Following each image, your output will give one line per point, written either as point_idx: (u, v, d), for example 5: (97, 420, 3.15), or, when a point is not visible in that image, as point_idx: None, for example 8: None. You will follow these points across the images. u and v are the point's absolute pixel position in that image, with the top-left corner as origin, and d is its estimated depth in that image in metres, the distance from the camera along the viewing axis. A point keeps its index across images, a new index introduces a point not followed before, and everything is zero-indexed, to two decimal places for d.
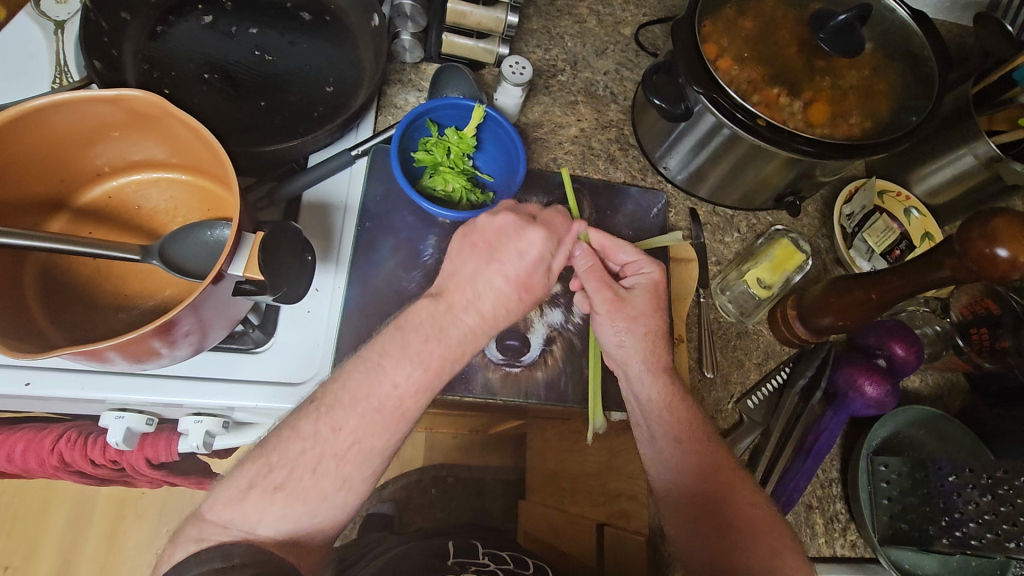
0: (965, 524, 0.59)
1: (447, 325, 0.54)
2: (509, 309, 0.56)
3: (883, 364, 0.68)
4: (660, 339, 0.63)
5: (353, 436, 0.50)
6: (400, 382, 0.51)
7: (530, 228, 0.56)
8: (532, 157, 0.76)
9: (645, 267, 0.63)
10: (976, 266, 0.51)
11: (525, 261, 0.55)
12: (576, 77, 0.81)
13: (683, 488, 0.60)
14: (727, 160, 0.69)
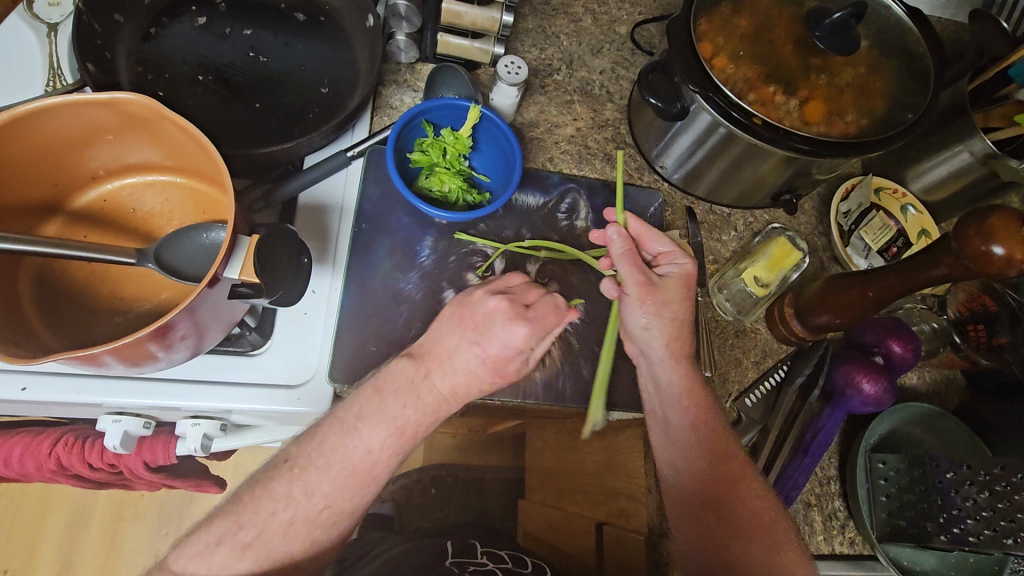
0: (962, 520, 0.60)
1: (421, 395, 0.54)
2: (476, 390, 0.55)
3: (880, 362, 0.68)
4: (685, 327, 0.63)
5: (324, 500, 0.52)
6: (375, 449, 0.53)
7: (519, 323, 0.54)
8: (528, 157, 0.75)
9: (680, 258, 0.63)
10: (972, 263, 0.51)
11: (503, 350, 0.54)
12: (572, 76, 0.81)
13: (687, 486, 0.61)
14: (723, 159, 0.69)
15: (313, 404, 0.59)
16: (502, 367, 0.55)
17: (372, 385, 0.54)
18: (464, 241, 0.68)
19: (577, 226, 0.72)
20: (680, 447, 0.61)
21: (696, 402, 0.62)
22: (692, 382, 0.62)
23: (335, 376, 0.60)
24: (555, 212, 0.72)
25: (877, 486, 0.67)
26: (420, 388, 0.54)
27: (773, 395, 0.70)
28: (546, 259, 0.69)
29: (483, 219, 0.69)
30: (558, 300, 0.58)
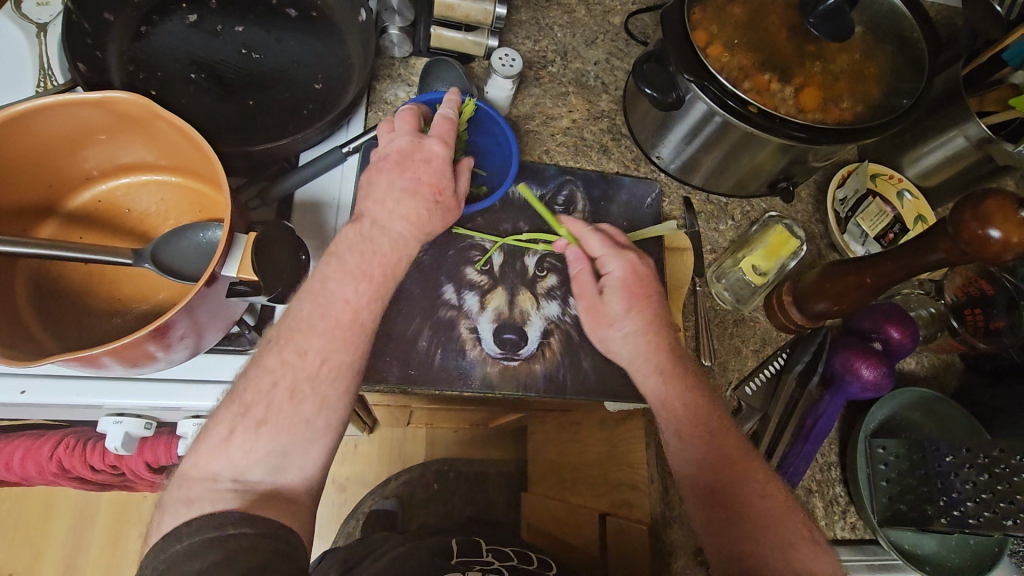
0: (962, 503, 0.60)
1: (376, 243, 0.55)
2: (432, 217, 0.57)
3: (879, 347, 0.68)
4: (645, 333, 0.61)
5: (320, 355, 0.50)
6: (351, 299, 0.53)
7: (425, 137, 0.58)
8: (524, 149, 0.75)
9: (615, 262, 0.62)
10: (969, 247, 0.51)
11: (432, 165, 0.57)
12: (567, 67, 0.81)
13: (693, 454, 0.58)
14: (719, 148, 0.69)
15: None
16: (438, 183, 0.57)
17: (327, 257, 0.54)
18: (462, 235, 0.67)
19: (575, 218, 0.72)
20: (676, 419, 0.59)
21: (671, 394, 0.60)
22: (666, 385, 0.60)
23: None
24: (553, 205, 0.72)
25: (878, 471, 0.68)
26: (374, 237, 0.55)
27: (773, 383, 0.70)
28: (543, 252, 0.69)
29: (480, 213, 0.69)
30: (451, 106, 0.59)
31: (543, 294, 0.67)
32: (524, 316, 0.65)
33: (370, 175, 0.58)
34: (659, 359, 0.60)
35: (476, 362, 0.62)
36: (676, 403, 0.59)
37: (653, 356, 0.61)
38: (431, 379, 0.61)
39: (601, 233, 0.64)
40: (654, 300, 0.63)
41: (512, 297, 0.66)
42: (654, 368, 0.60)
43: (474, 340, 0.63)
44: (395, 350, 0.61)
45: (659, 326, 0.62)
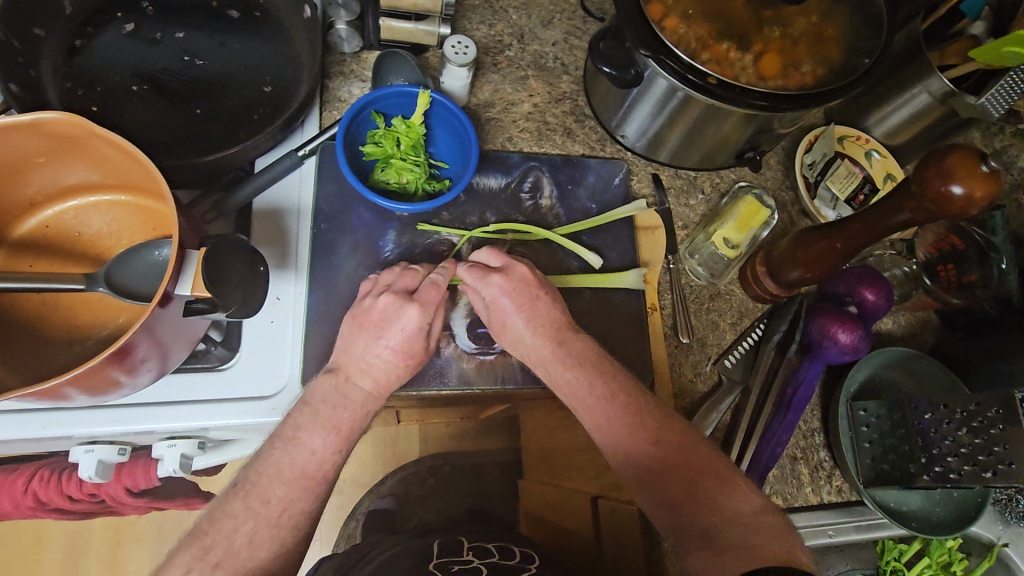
0: (944, 458, 0.60)
1: (349, 397, 0.55)
2: (400, 378, 0.57)
3: (855, 311, 0.69)
4: (529, 342, 0.59)
5: (282, 504, 0.50)
6: (318, 449, 0.52)
7: (407, 302, 0.56)
8: (486, 139, 0.74)
9: (483, 283, 0.59)
10: (934, 205, 0.50)
11: (406, 334, 0.56)
12: (525, 50, 0.79)
13: (611, 418, 0.56)
14: (683, 121, 0.68)
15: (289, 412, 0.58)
16: (413, 349, 0.57)
17: (300, 402, 0.54)
18: (428, 231, 0.66)
19: (542, 205, 0.71)
20: (584, 393, 0.57)
21: (564, 378, 0.57)
22: (557, 374, 0.58)
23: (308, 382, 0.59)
24: (519, 192, 0.71)
25: (861, 433, 0.68)
26: (346, 385, 0.55)
27: (753, 354, 0.70)
28: (513, 242, 0.69)
29: (445, 207, 0.67)
30: (441, 279, 0.60)
31: None
32: None
33: (350, 325, 0.57)
34: (548, 361, 0.58)
35: (451, 359, 0.61)
36: (576, 378, 0.57)
37: (538, 357, 0.59)
38: (406, 380, 0.60)
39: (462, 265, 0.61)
40: (538, 303, 0.59)
41: None
42: (546, 365, 0.58)
43: (448, 336, 0.62)
44: None
45: (544, 328, 0.59)
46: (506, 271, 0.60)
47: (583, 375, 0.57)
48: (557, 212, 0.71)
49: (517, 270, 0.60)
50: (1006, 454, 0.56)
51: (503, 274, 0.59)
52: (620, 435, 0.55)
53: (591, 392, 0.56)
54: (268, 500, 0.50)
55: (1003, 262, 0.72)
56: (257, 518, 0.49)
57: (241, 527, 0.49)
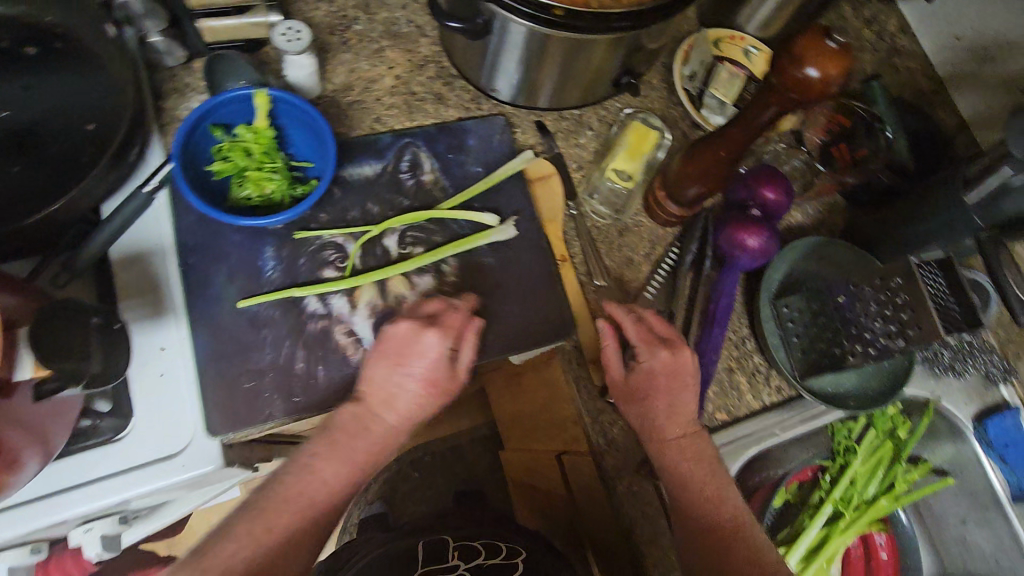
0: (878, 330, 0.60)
1: (371, 427, 0.53)
2: (424, 408, 0.55)
3: (759, 213, 0.69)
4: (661, 419, 0.60)
5: (282, 536, 0.48)
6: (330, 479, 0.51)
7: (427, 330, 0.54)
8: (352, 125, 0.69)
9: (653, 355, 0.59)
10: (795, 92, 0.49)
11: (428, 362, 0.53)
12: (374, 21, 0.74)
13: (709, 518, 0.57)
14: (551, 62, 0.64)
15: (201, 465, 0.54)
16: (436, 378, 0.54)
17: None
18: (308, 238, 0.61)
19: (425, 181, 0.66)
20: (695, 493, 0.58)
21: (684, 467, 0.58)
22: (674, 463, 0.59)
23: (214, 429, 0.55)
24: (398, 173, 0.66)
25: (789, 330, 0.69)
26: (372, 417, 0.54)
27: (672, 279, 0.69)
28: (403, 227, 0.64)
29: (321, 208, 0.62)
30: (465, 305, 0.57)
31: (414, 271, 0.62)
32: (400, 301, 0.61)
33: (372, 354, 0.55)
34: (671, 447, 0.59)
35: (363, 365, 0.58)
36: (693, 470, 0.59)
37: (667, 435, 0.60)
38: (318, 399, 0.56)
39: (634, 327, 0.61)
40: (687, 393, 0.60)
41: (382, 285, 0.61)
42: (666, 449, 0.59)
43: (354, 342, 0.58)
44: (274, 383, 0.56)
45: (682, 418, 0.60)
46: (670, 348, 0.60)
47: (697, 470, 0.59)
48: (442, 184, 0.67)
49: (686, 355, 0.60)
50: (914, 320, 0.56)
51: (671, 352, 0.60)
52: (710, 523, 0.57)
53: (701, 492, 0.58)
54: (269, 534, 0.48)
55: (888, 130, 0.73)
56: (256, 550, 0.47)
57: (238, 554, 0.46)
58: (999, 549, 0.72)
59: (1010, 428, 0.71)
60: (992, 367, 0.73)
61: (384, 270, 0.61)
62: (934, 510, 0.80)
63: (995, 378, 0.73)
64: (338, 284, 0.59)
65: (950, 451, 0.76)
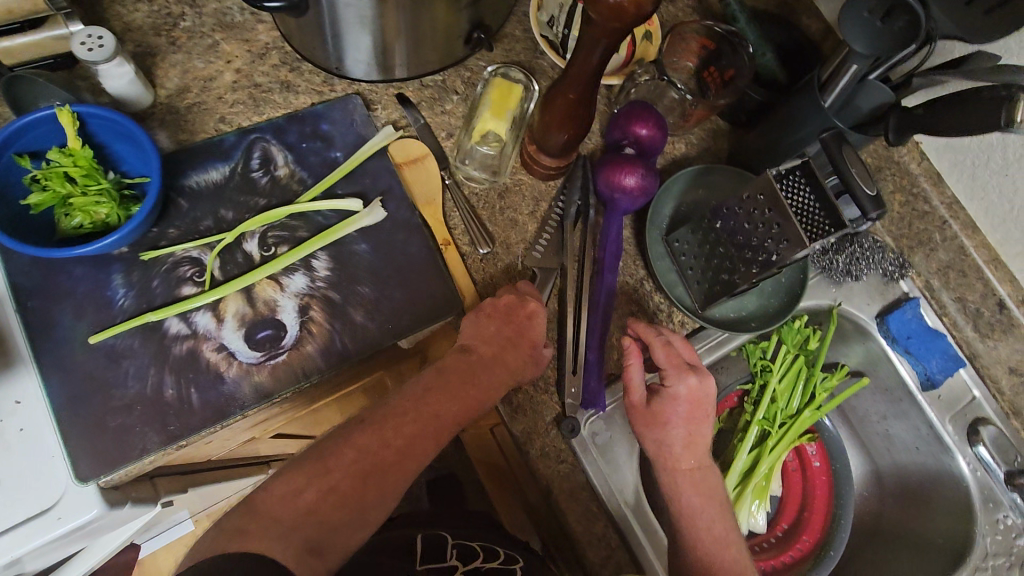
0: (763, 248, 0.58)
1: (476, 376, 0.59)
2: (530, 366, 0.62)
3: (634, 150, 0.68)
4: (678, 449, 0.59)
5: (404, 447, 0.54)
6: (442, 412, 0.57)
7: (528, 301, 0.61)
8: (194, 130, 0.64)
9: (687, 377, 0.58)
10: (615, 20, 0.47)
11: (538, 327, 0.61)
12: (202, 13, 0.68)
13: (712, 562, 0.57)
14: (390, 31, 0.60)
15: (81, 514, 0.50)
16: (533, 338, 0.61)
17: None
18: (159, 257, 0.57)
19: (280, 177, 0.63)
20: (701, 531, 0.58)
21: (694, 502, 0.59)
22: (683, 495, 0.59)
23: (85, 474, 0.51)
24: (249, 173, 0.62)
25: (683, 263, 0.68)
26: (484, 373, 0.59)
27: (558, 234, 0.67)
28: (262, 228, 0.60)
29: (169, 224, 0.59)
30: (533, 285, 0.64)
31: (281, 272, 0.59)
32: (271, 305, 0.58)
33: (476, 316, 0.61)
34: (683, 479, 0.59)
35: (239, 380, 0.55)
36: (702, 506, 0.59)
37: (681, 465, 0.59)
38: (195, 423, 0.54)
39: (672, 342, 0.60)
40: (706, 424, 0.60)
41: (247, 293, 0.58)
42: (679, 482, 0.59)
43: (226, 357, 0.56)
44: (143, 416, 0.53)
45: (698, 450, 0.59)
46: (702, 375, 0.59)
47: (705, 505, 0.59)
48: (299, 176, 0.63)
49: (711, 386, 0.59)
50: (781, 232, 0.55)
51: (699, 379, 0.59)
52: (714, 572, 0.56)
53: (707, 532, 0.58)
54: (388, 445, 0.54)
55: (751, 46, 0.70)
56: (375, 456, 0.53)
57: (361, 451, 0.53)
58: (918, 438, 0.75)
59: (910, 320, 0.72)
60: (888, 266, 0.72)
61: (245, 277, 0.58)
62: (857, 411, 0.81)
63: (893, 276, 0.73)
64: (200, 296, 0.56)
65: (861, 352, 0.77)
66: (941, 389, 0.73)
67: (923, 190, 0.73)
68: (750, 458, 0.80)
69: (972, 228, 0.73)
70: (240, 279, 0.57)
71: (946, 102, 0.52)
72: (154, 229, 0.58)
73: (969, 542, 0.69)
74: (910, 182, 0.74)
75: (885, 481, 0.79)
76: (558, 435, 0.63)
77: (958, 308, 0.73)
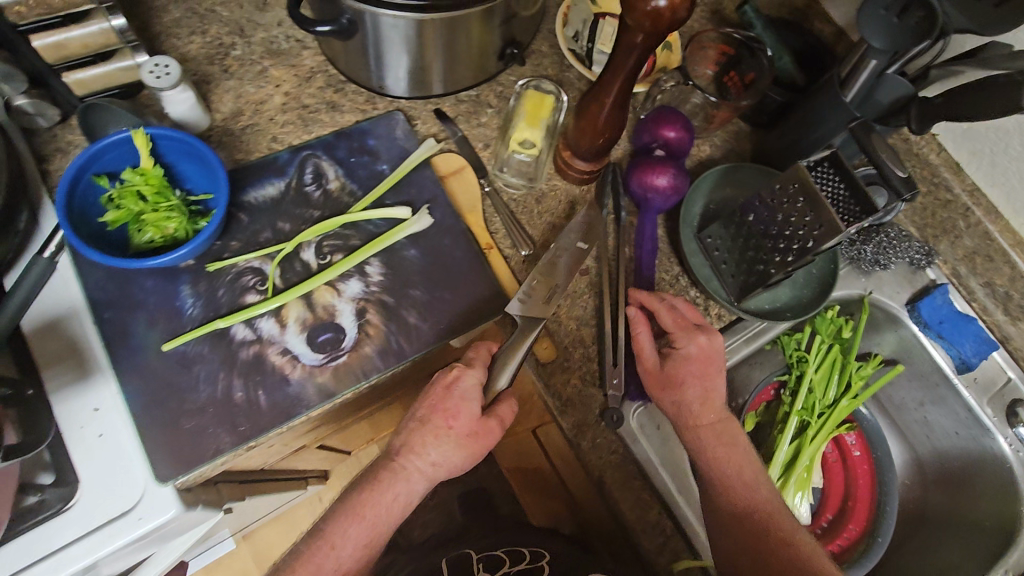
0: (798, 233, 0.60)
1: (394, 477, 0.56)
2: (456, 451, 0.57)
3: (664, 152, 0.71)
4: (695, 408, 0.60)
5: None
6: (338, 541, 0.54)
7: (450, 376, 0.58)
8: (248, 150, 0.68)
9: (693, 336, 0.60)
10: (654, 26, 0.51)
11: (460, 405, 0.57)
12: (251, 42, 0.73)
13: (750, 500, 0.58)
14: (432, 49, 0.64)
15: (160, 513, 0.52)
16: (454, 414, 0.57)
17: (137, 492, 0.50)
18: (223, 268, 0.61)
19: (332, 190, 0.66)
20: (731, 475, 0.59)
21: (720, 453, 0.59)
22: (709, 449, 0.59)
23: (164, 475, 0.53)
24: (303, 187, 0.66)
25: (716, 258, 0.70)
26: (397, 476, 0.56)
27: (577, 253, 0.66)
28: (318, 238, 0.64)
29: (231, 236, 0.62)
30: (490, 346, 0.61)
31: (337, 279, 0.62)
32: (330, 310, 0.61)
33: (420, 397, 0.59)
34: (707, 433, 0.60)
35: (304, 381, 0.58)
36: (729, 458, 0.59)
37: (701, 421, 0.60)
38: (263, 422, 0.56)
39: (672, 306, 0.63)
40: (720, 380, 0.61)
41: (307, 299, 0.61)
42: (702, 437, 0.60)
43: (291, 359, 0.58)
44: (215, 417, 0.56)
45: (715, 404, 0.60)
46: (708, 331, 0.61)
47: (732, 457, 0.59)
48: (350, 189, 0.67)
49: (719, 342, 0.61)
50: (817, 219, 0.57)
51: (707, 338, 0.61)
52: (753, 516, 0.57)
53: (738, 478, 0.59)
54: None
55: (769, 49, 0.72)
56: None
57: None
58: (957, 422, 0.76)
59: (941, 306, 0.73)
60: (914, 254, 0.74)
61: (306, 284, 0.61)
62: (893, 399, 0.83)
63: (920, 263, 0.74)
64: (264, 304, 0.59)
65: (893, 339, 0.78)
66: (977, 371, 0.74)
67: (944, 179, 0.76)
68: (791, 449, 0.81)
69: (995, 214, 0.75)
70: (292, 289, 0.60)
71: (965, 88, 0.55)
72: (218, 242, 0.62)
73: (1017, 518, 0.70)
74: (931, 172, 0.76)
75: (924, 465, 0.80)
76: (606, 427, 0.64)
77: (987, 293, 0.75)
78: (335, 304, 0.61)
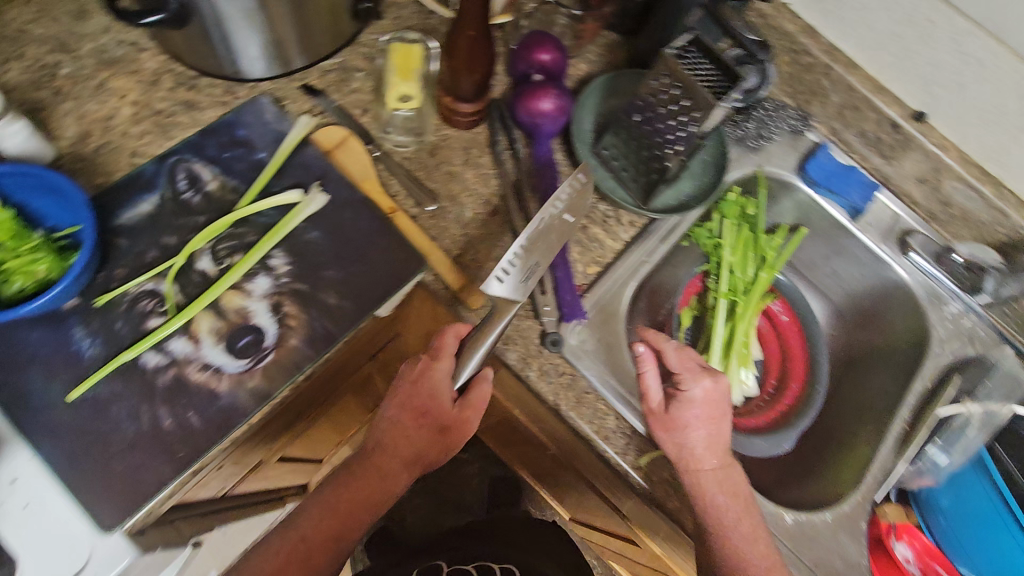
0: (675, 134, 0.64)
1: (365, 467, 0.58)
2: (416, 438, 0.58)
3: (541, 76, 0.70)
4: (699, 449, 0.61)
5: None
6: (306, 531, 0.57)
7: (426, 362, 0.57)
8: (108, 171, 0.63)
9: (701, 378, 0.63)
10: None
11: (427, 394, 0.57)
12: (80, 56, 0.67)
13: (743, 560, 0.57)
14: (278, 20, 0.60)
15: (114, 565, 0.50)
16: (428, 407, 0.57)
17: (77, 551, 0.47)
18: (114, 299, 0.57)
19: (212, 191, 0.63)
20: (731, 530, 0.58)
21: (719, 501, 0.59)
22: (709, 494, 0.59)
23: (109, 524, 0.50)
24: (179, 196, 0.62)
25: (616, 169, 0.71)
26: (371, 479, 0.58)
27: (560, 225, 0.61)
28: (211, 243, 0.60)
29: (116, 263, 0.58)
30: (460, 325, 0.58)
31: (243, 279, 0.59)
32: (243, 312, 0.58)
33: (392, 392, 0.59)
34: (708, 478, 0.60)
35: (234, 391, 0.55)
36: (729, 504, 0.60)
37: (704, 466, 0.60)
38: (202, 443, 0.53)
39: (684, 353, 0.65)
40: (724, 423, 0.63)
41: (215, 307, 0.58)
42: (702, 481, 0.60)
43: (213, 373, 0.55)
44: (148, 452, 0.53)
45: (719, 449, 0.62)
46: (715, 377, 0.64)
47: (730, 505, 0.60)
48: (232, 186, 0.63)
49: (724, 387, 0.64)
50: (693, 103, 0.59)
51: (712, 381, 0.63)
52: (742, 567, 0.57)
53: (736, 529, 0.59)
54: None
55: None
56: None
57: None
58: (861, 267, 0.82)
59: (827, 163, 0.79)
60: (792, 121, 0.79)
61: (209, 292, 0.57)
62: (803, 260, 0.88)
63: (799, 128, 0.80)
64: (169, 324, 0.56)
65: (792, 205, 0.83)
66: (868, 215, 0.80)
67: (804, 44, 0.80)
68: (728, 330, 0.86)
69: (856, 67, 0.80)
70: (191, 304, 0.57)
71: None
72: (100, 273, 0.58)
73: (925, 331, 0.78)
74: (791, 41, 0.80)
75: (844, 314, 0.87)
76: (552, 353, 0.65)
77: (862, 142, 0.80)
78: (250, 305, 0.58)
